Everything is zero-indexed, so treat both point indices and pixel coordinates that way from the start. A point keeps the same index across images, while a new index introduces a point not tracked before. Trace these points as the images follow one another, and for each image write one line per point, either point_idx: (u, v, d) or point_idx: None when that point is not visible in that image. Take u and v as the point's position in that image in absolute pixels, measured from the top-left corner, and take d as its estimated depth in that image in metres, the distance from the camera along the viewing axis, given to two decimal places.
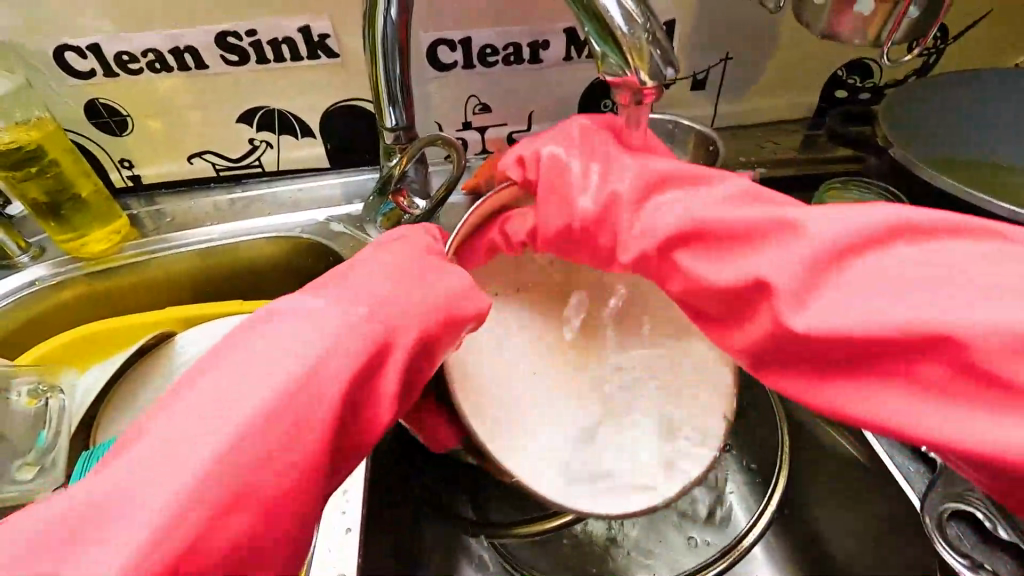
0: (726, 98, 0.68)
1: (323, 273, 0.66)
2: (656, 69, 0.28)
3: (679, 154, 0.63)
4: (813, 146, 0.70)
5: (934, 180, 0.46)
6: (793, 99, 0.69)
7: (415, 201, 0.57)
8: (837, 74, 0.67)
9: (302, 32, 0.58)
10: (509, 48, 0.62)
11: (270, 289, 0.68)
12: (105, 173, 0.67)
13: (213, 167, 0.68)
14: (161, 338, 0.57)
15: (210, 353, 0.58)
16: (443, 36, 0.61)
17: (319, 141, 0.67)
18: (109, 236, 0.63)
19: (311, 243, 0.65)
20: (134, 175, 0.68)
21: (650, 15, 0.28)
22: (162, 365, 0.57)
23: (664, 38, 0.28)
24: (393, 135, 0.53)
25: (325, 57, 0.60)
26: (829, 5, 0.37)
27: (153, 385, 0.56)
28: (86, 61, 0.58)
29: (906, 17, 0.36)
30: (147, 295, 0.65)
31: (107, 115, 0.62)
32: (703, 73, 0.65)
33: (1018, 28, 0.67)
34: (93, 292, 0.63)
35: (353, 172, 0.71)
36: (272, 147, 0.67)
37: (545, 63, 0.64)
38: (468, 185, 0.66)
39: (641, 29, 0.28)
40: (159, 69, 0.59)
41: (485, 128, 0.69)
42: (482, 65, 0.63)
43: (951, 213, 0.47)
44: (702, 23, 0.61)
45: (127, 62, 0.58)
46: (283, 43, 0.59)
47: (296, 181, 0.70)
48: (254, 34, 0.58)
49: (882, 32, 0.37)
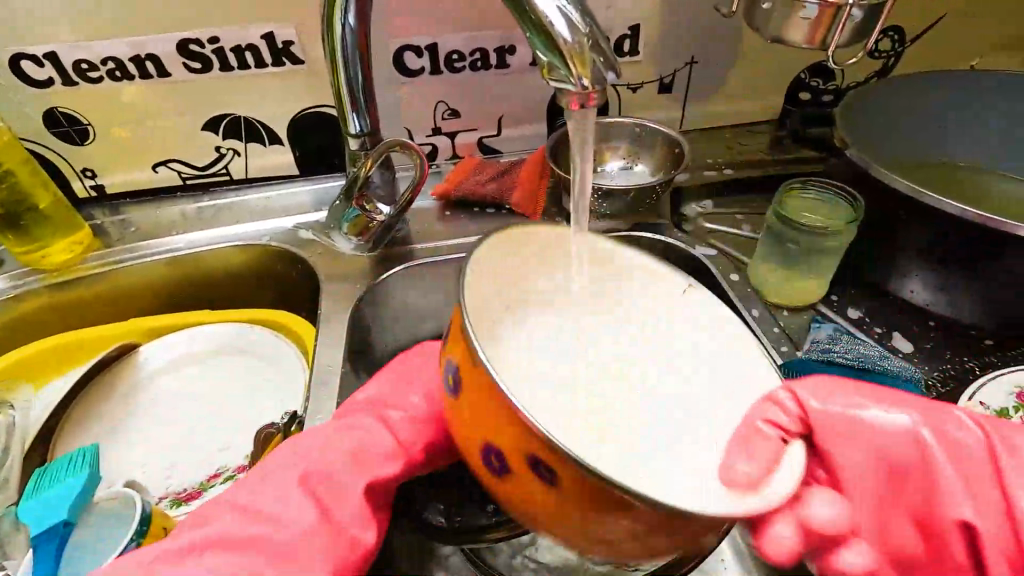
0: (693, 101, 0.68)
1: (292, 280, 0.65)
2: (599, 75, 0.29)
3: (646, 157, 0.64)
4: (779, 147, 0.71)
5: (892, 182, 0.46)
6: (759, 101, 0.70)
7: (380, 207, 0.57)
8: (799, 76, 0.69)
9: (266, 39, 0.58)
10: (475, 53, 0.63)
11: (239, 296, 0.67)
12: (66, 182, 0.65)
13: (180, 175, 0.67)
14: (122, 349, 0.56)
15: (174, 364, 0.57)
16: (410, 42, 0.61)
17: (287, 148, 0.67)
18: (71, 247, 0.61)
19: (280, 251, 0.64)
20: (97, 184, 0.66)
21: (593, 22, 0.29)
22: (124, 377, 0.55)
23: (605, 46, 0.29)
24: (357, 141, 0.52)
25: (290, 63, 0.60)
26: (778, 8, 0.38)
27: (112, 398, 0.54)
28: (43, 70, 0.57)
29: (851, 20, 0.37)
30: (111, 305, 0.64)
31: (67, 124, 0.61)
32: (669, 76, 0.66)
33: (969, 32, 0.69)
34: (54, 304, 0.61)
35: (322, 178, 0.70)
36: (239, 155, 0.66)
37: (512, 68, 0.65)
38: (437, 190, 0.66)
39: (581, 36, 0.28)
40: (120, 77, 0.58)
41: (454, 133, 0.69)
42: (449, 70, 0.64)
43: (907, 211, 0.48)
44: (665, 28, 0.62)
45: (86, 70, 0.57)
46: (247, 50, 0.58)
47: (264, 189, 0.69)
48: (217, 41, 0.57)
49: (828, 36, 0.37)
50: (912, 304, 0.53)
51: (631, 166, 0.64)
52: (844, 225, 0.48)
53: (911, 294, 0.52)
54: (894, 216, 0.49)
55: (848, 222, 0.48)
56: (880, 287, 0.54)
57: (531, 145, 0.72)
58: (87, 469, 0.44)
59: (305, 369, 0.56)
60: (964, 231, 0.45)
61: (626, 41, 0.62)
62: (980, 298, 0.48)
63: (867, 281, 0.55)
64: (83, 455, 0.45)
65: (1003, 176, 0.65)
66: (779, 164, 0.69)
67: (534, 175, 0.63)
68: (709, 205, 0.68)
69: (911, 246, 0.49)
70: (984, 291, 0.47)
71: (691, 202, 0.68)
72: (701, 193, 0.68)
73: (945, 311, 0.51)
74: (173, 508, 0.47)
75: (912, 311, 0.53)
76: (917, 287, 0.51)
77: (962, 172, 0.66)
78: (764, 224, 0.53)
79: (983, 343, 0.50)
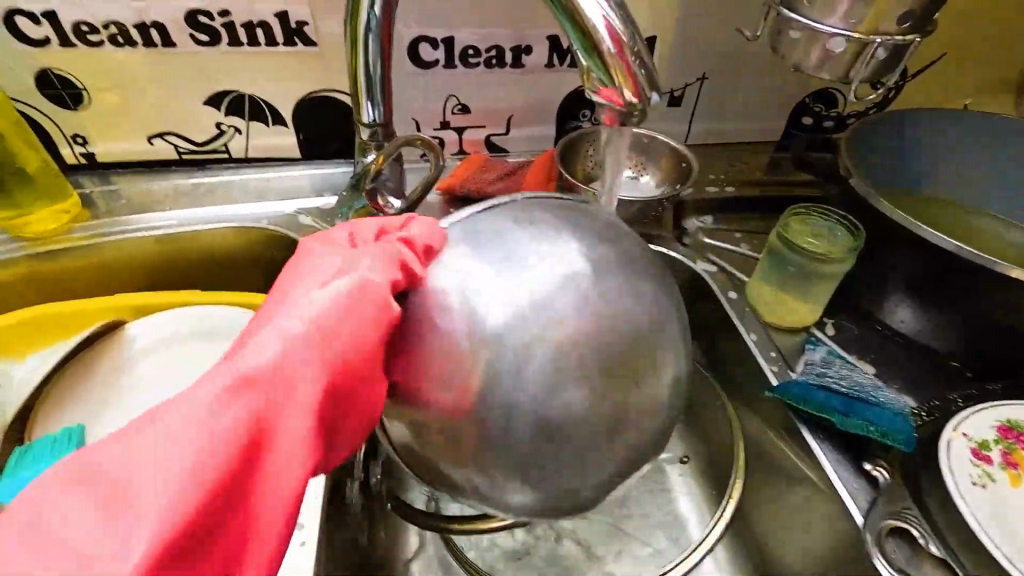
0: (700, 117, 0.70)
1: (286, 266, 0.64)
2: (641, 90, 0.29)
3: (652, 168, 0.64)
4: (779, 169, 0.72)
5: (891, 214, 0.48)
6: (763, 122, 0.71)
7: (391, 201, 0.55)
8: (804, 101, 0.70)
9: (279, 17, 0.56)
10: (491, 51, 0.62)
11: (234, 279, 0.66)
12: (54, 147, 0.63)
13: (176, 149, 0.65)
14: (107, 326, 0.54)
15: (162, 346, 0.55)
16: (426, 34, 0.60)
17: (290, 130, 0.65)
18: (56, 215, 0.59)
19: (276, 235, 0.63)
20: (87, 152, 0.64)
21: (636, 34, 0.29)
22: (109, 355, 0.54)
23: (648, 59, 0.29)
24: (369, 131, 0.52)
25: (302, 44, 0.59)
26: (803, 38, 0.38)
27: (97, 377, 0.53)
28: (39, 29, 0.54)
29: (874, 57, 0.37)
30: (98, 279, 0.62)
31: (60, 87, 0.58)
32: (680, 90, 0.66)
33: (965, 72, 0.72)
34: (38, 274, 0.59)
35: (324, 163, 0.69)
36: (239, 133, 0.65)
37: (527, 68, 0.64)
38: (442, 184, 0.65)
39: (625, 48, 0.28)
40: (121, 43, 0.56)
41: (462, 128, 0.68)
42: (464, 65, 0.63)
43: (898, 244, 0.50)
44: (682, 43, 0.62)
45: (86, 33, 0.55)
46: (258, 27, 0.57)
47: (263, 170, 0.68)
48: (227, 15, 0.56)
49: (849, 70, 0.38)
50: (900, 333, 0.54)
51: (637, 175, 0.65)
52: (843, 253, 0.49)
53: (899, 322, 0.54)
54: (889, 248, 0.51)
55: (847, 251, 0.49)
56: (869, 315, 0.55)
57: (537, 146, 0.72)
58: (73, 452, 0.43)
59: None
60: (952, 269, 0.47)
61: None
62: (964, 332, 0.50)
63: (858, 308, 0.56)
64: (69, 436, 0.44)
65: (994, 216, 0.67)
66: (778, 185, 0.71)
67: (542, 176, 0.63)
68: (709, 220, 0.69)
69: (903, 277, 0.51)
70: (970, 325, 0.49)
71: (691, 216, 0.69)
72: (702, 208, 0.69)
73: (928, 340, 0.53)
74: None
75: (899, 340, 0.54)
76: (905, 316, 0.53)
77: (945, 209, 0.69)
78: (766, 245, 0.54)
79: (964, 375, 0.52)
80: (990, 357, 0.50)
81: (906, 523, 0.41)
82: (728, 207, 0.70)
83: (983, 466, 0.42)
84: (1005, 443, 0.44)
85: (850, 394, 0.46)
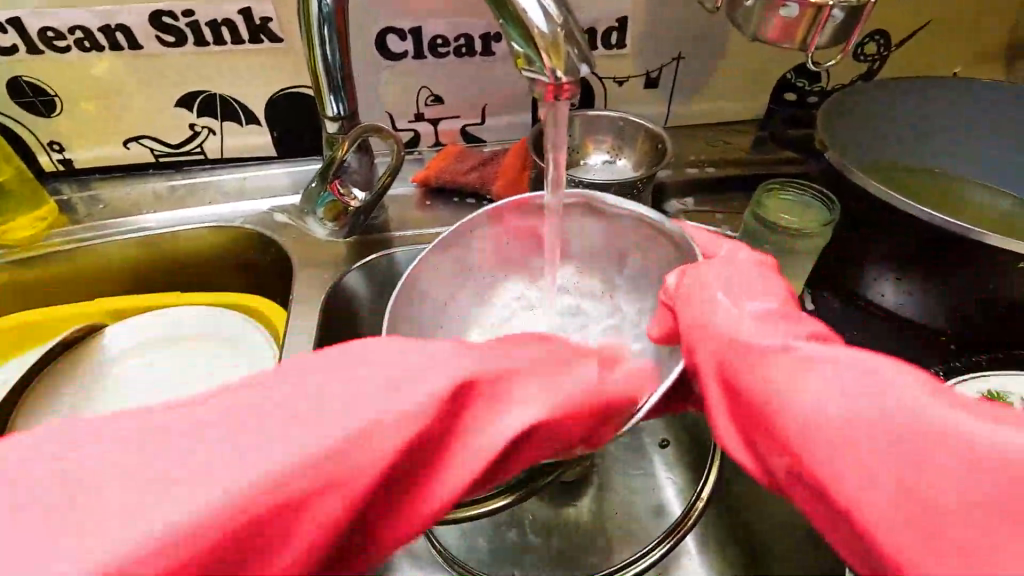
0: (679, 98, 0.68)
1: (265, 265, 0.64)
2: (573, 67, 0.28)
3: (629, 152, 0.64)
4: (761, 148, 0.71)
5: (865, 184, 0.47)
6: (743, 99, 0.70)
7: (356, 192, 0.56)
8: (785, 77, 0.68)
9: (243, 15, 0.56)
10: (460, 39, 0.61)
11: (214, 279, 0.66)
12: (31, 155, 0.63)
13: (151, 153, 0.65)
14: (86, 329, 0.55)
15: (139, 347, 0.55)
16: (393, 25, 0.59)
17: (264, 128, 0.65)
18: (33, 223, 0.59)
19: (253, 234, 0.63)
20: (64, 158, 0.64)
21: (567, 13, 0.28)
22: (87, 358, 0.54)
23: (580, 38, 0.29)
24: (334, 124, 0.51)
25: (268, 41, 0.58)
26: (759, 6, 0.37)
27: (77, 380, 0.53)
28: (6, 36, 0.55)
29: (831, 21, 0.36)
30: (79, 284, 0.62)
31: (32, 95, 0.59)
32: (656, 71, 0.65)
33: (953, 38, 0.70)
34: (19, 281, 0.60)
35: (300, 161, 0.68)
36: (213, 134, 0.65)
37: (498, 55, 0.64)
38: (417, 177, 0.65)
39: (556, 27, 0.28)
40: (88, 47, 0.56)
41: (437, 120, 0.68)
42: (433, 55, 0.62)
43: (875, 217, 0.48)
44: (654, 22, 0.61)
45: (53, 39, 0.55)
46: (223, 26, 0.57)
47: (240, 170, 0.68)
48: (191, 15, 0.56)
49: (807, 37, 0.37)
50: (882, 307, 0.53)
51: (614, 159, 0.64)
52: (819, 228, 0.48)
53: (880, 296, 0.52)
54: (868, 221, 0.49)
55: (823, 225, 0.48)
56: (852, 291, 0.54)
57: (515, 134, 0.71)
58: None
59: (275, 353, 0.55)
60: (930, 240, 0.46)
61: (613, 33, 0.61)
62: (948, 304, 0.48)
63: (841, 285, 0.55)
64: None
65: (972, 183, 0.67)
66: (761, 164, 0.69)
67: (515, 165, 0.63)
68: (690, 202, 0.68)
69: (883, 251, 0.50)
70: (952, 297, 0.48)
71: (672, 199, 0.68)
72: (682, 190, 0.68)
73: (910, 314, 0.51)
74: None
75: (882, 315, 0.53)
76: (887, 290, 0.52)
77: (932, 178, 0.67)
78: (742, 224, 0.53)
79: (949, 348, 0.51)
80: (974, 328, 0.49)
81: None
82: (710, 188, 0.69)
83: None
84: None
85: None
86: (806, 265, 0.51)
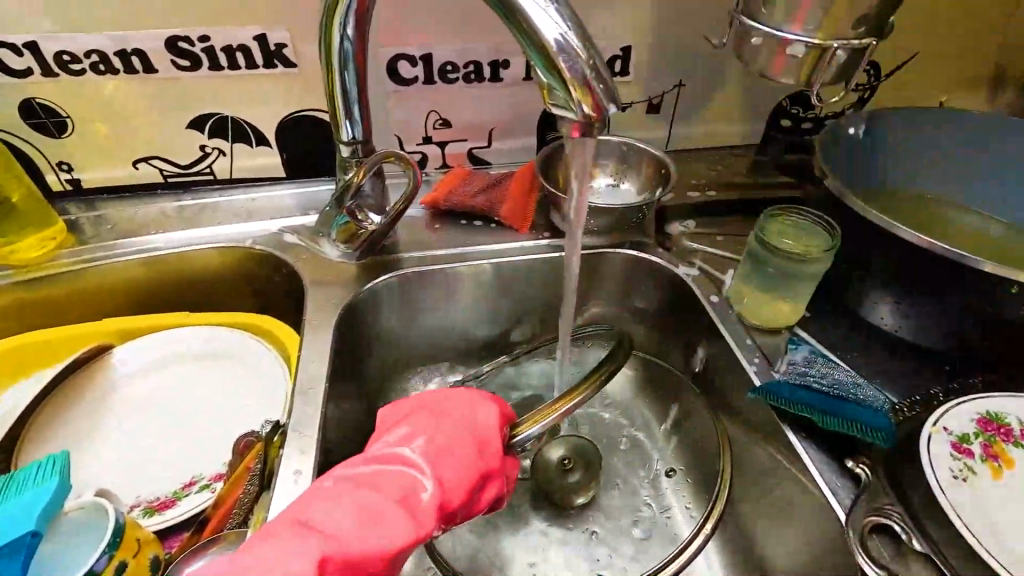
0: (680, 123, 0.70)
1: (275, 286, 0.65)
2: (599, 103, 0.30)
3: (632, 175, 0.65)
4: (759, 171, 0.73)
5: (862, 211, 0.49)
6: (742, 125, 0.72)
7: (371, 216, 0.57)
8: (780, 104, 0.71)
9: (258, 40, 0.57)
10: (470, 65, 0.63)
11: (220, 298, 0.66)
12: (40, 175, 0.63)
13: (160, 173, 0.66)
14: (94, 350, 0.55)
15: (149, 368, 0.56)
16: (405, 51, 0.61)
17: (274, 150, 0.66)
18: (43, 242, 0.59)
19: (262, 255, 0.63)
20: (72, 178, 0.64)
21: (593, 49, 0.30)
22: (95, 381, 0.54)
23: (607, 74, 0.30)
24: (348, 149, 0.53)
25: (281, 66, 0.60)
26: (766, 46, 0.39)
27: (85, 404, 0.53)
28: (21, 59, 0.55)
29: (836, 61, 0.38)
30: (85, 304, 0.62)
31: (44, 116, 0.59)
32: (658, 98, 0.67)
33: (939, 69, 0.73)
34: (22, 301, 0.59)
35: (309, 182, 0.69)
36: (224, 155, 0.65)
37: (505, 82, 0.65)
38: (426, 199, 0.66)
39: (583, 64, 0.29)
40: (103, 70, 0.57)
41: (445, 143, 0.69)
42: (443, 81, 0.64)
43: (874, 243, 0.50)
44: (658, 50, 0.63)
45: (68, 63, 0.56)
46: (238, 51, 0.58)
47: (248, 190, 0.68)
48: (207, 40, 0.57)
49: (812, 75, 0.39)
50: (881, 329, 0.54)
51: (618, 183, 0.66)
52: (821, 254, 0.50)
53: (880, 319, 0.54)
54: (865, 246, 0.51)
55: (825, 251, 0.50)
56: (851, 314, 0.55)
57: (522, 157, 0.72)
58: (57, 478, 0.39)
59: (284, 371, 0.55)
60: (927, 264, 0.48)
61: (618, 62, 0.63)
62: (940, 325, 0.50)
63: (842, 306, 0.56)
64: (53, 463, 0.40)
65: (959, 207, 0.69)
66: (760, 188, 0.71)
67: (524, 187, 0.64)
68: (691, 225, 0.69)
69: (879, 273, 0.52)
70: (943, 318, 0.50)
71: (675, 221, 0.69)
72: (685, 213, 0.70)
73: (910, 336, 0.52)
74: (143, 517, 0.46)
75: (882, 336, 0.54)
76: (885, 314, 0.53)
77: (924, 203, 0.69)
78: (746, 247, 0.54)
79: (945, 369, 0.52)
80: (968, 348, 0.50)
81: (889, 519, 0.39)
82: (713, 211, 0.70)
83: (964, 460, 0.42)
84: (985, 435, 0.44)
85: (831, 391, 0.45)
86: (809, 289, 0.53)
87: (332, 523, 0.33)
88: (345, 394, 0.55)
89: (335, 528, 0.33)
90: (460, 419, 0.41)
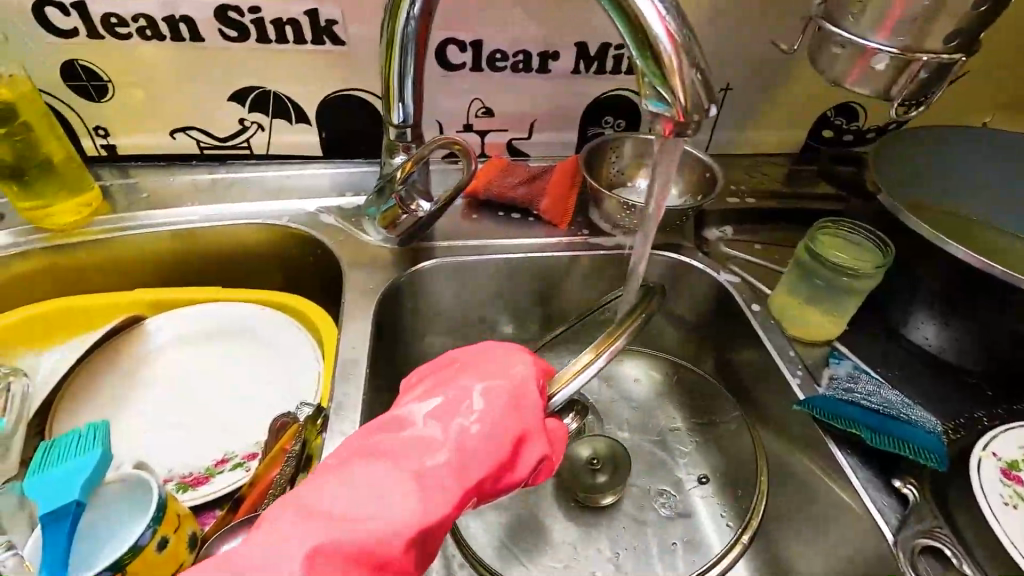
0: (723, 127, 0.70)
1: (307, 265, 0.64)
2: (696, 96, 0.30)
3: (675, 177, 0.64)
4: (798, 180, 0.72)
5: (917, 229, 0.47)
6: (786, 133, 0.71)
7: (420, 203, 0.56)
8: (826, 114, 0.70)
9: (309, 15, 0.56)
10: (518, 55, 0.62)
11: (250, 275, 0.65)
12: (76, 139, 0.62)
13: (197, 144, 0.65)
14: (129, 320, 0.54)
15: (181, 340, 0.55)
16: (455, 36, 0.60)
17: (313, 127, 0.65)
18: (78, 208, 0.59)
19: (297, 234, 0.62)
20: (107, 144, 0.63)
21: (691, 35, 0.29)
22: (128, 351, 0.54)
23: (703, 65, 0.30)
24: (398, 132, 0.52)
25: (330, 43, 0.58)
26: (848, 50, 0.40)
27: (118, 374, 0.53)
28: (68, 19, 0.54)
29: (916, 74, 0.38)
30: (116, 272, 0.61)
31: (85, 79, 0.58)
32: None
33: (987, 89, 0.72)
34: (54, 266, 0.58)
35: (346, 163, 0.68)
36: (262, 130, 0.64)
37: (552, 74, 0.64)
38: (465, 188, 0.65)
39: (681, 50, 0.29)
40: (150, 36, 0.56)
41: (485, 132, 0.68)
42: (490, 69, 0.63)
43: (926, 261, 0.50)
44: (710, 52, 0.62)
45: (115, 26, 0.55)
46: (287, 25, 0.57)
47: (284, 167, 0.67)
48: (257, 12, 0.55)
49: (890, 85, 0.39)
50: (923, 349, 0.53)
51: None
52: (872, 270, 0.49)
53: (923, 338, 0.53)
54: (916, 264, 0.51)
55: (876, 268, 0.49)
56: (892, 331, 0.55)
57: (561, 151, 0.71)
58: (99, 448, 0.39)
59: (318, 352, 0.55)
60: (980, 285, 0.47)
61: None
62: (986, 348, 0.50)
63: (883, 322, 0.55)
64: (95, 433, 0.40)
65: None
66: (799, 197, 0.70)
67: (566, 182, 0.63)
68: (729, 230, 0.69)
69: (927, 291, 0.51)
70: (990, 341, 0.49)
71: (713, 226, 0.69)
72: (723, 218, 0.69)
73: (953, 356, 0.52)
74: (177, 492, 0.46)
75: (923, 356, 0.53)
76: (929, 333, 0.53)
77: None
78: (793, 258, 0.54)
79: (986, 393, 0.51)
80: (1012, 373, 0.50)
81: (937, 542, 0.39)
82: (750, 218, 0.69)
83: (1014, 486, 0.41)
84: None
85: (881, 410, 0.45)
86: (854, 304, 0.52)
87: (333, 506, 0.32)
88: (377, 379, 0.55)
89: (353, 507, 0.32)
90: (485, 384, 0.40)
